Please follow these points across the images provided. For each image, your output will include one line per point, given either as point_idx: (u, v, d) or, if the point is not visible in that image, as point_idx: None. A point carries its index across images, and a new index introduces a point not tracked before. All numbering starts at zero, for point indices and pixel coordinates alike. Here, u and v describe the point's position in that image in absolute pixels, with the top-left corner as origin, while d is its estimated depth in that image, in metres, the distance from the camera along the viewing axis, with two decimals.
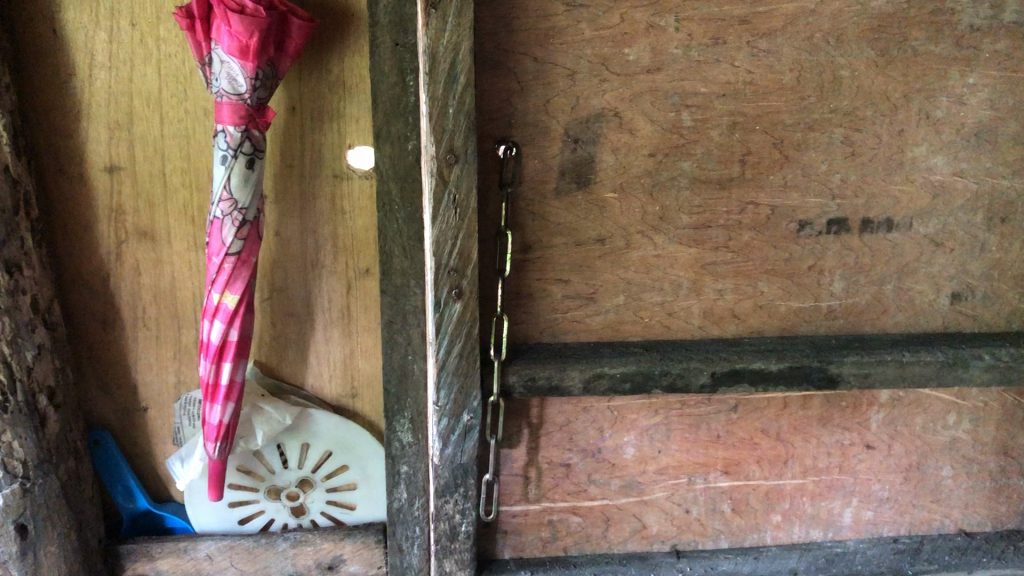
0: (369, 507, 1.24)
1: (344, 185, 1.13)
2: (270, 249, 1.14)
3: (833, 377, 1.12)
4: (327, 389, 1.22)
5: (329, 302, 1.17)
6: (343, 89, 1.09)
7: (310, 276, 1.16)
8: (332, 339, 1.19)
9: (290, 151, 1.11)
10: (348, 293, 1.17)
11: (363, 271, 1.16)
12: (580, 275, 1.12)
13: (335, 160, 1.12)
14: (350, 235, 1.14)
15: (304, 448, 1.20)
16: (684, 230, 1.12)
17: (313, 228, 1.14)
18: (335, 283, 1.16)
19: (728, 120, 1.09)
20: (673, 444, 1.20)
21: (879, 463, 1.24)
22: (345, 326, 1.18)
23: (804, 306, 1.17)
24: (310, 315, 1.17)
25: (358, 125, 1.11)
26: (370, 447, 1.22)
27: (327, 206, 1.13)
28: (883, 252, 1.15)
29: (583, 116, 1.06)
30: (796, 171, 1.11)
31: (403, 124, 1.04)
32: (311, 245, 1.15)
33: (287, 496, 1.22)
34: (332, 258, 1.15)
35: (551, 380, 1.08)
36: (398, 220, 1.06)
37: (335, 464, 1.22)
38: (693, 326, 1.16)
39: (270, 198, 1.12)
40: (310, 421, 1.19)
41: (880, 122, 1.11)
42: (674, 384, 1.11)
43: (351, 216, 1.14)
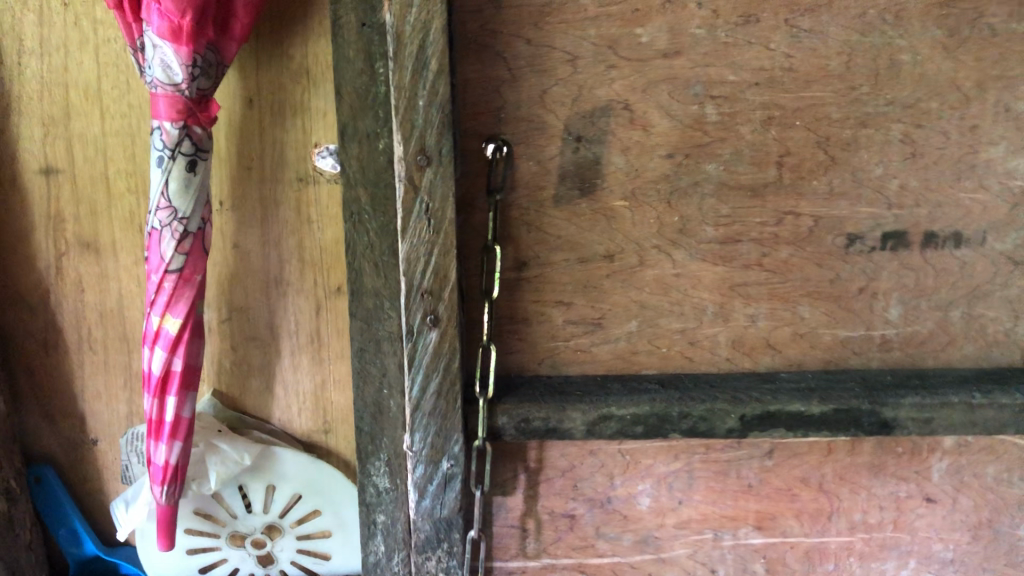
0: (346, 558, 1.06)
1: (310, 190, 0.97)
2: (228, 262, 1.00)
3: (887, 422, 0.94)
4: (297, 423, 1.06)
5: (296, 325, 1.02)
6: (306, 79, 0.94)
7: (274, 294, 1.01)
8: (300, 366, 1.03)
9: (246, 152, 0.97)
10: (317, 316, 1.01)
11: (335, 289, 1.01)
12: (585, 297, 0.95)
13: (300, 161, 0.97)
14: (318, 248, 0.99)
15: (270, 490, 1.04)
16: (709, 244, 0.94)
17: (275, 239, 0.99)
18: (302, 303, 1.01)
19: (761, 114, 0.91)
20: (696, 495, 1.03)
21: (941, 519, 1.05)
22: (314, 353, 1.03)
23: (853, 336, 0.99)
24: (275, 338, 1.03)
25: (325, 121, 0.95)
26: (346, 490, 1.05)
27: (292, 215, 0.98)
28: (949, 272, 0.97)
29: (587, 110, 0.89)
30: (845, 176, 0.93)
31: (372, 118, 0.83)
32: (274, 259, 1.00)
33: (252, 542, 1.06)
34: (298, 274, 1.00)
35: (548, 422, 0.92)
36: (370, 232, 0.85)
37: (305, 510, 1.05)
38: (720, 358, 0.98)
39: (226, 204, 0.99)
40: (273, 461, 1.03)
41: (948, 116, 0.92)
42: (695, 428, 0.94)
43: (319, 227, 0.98)
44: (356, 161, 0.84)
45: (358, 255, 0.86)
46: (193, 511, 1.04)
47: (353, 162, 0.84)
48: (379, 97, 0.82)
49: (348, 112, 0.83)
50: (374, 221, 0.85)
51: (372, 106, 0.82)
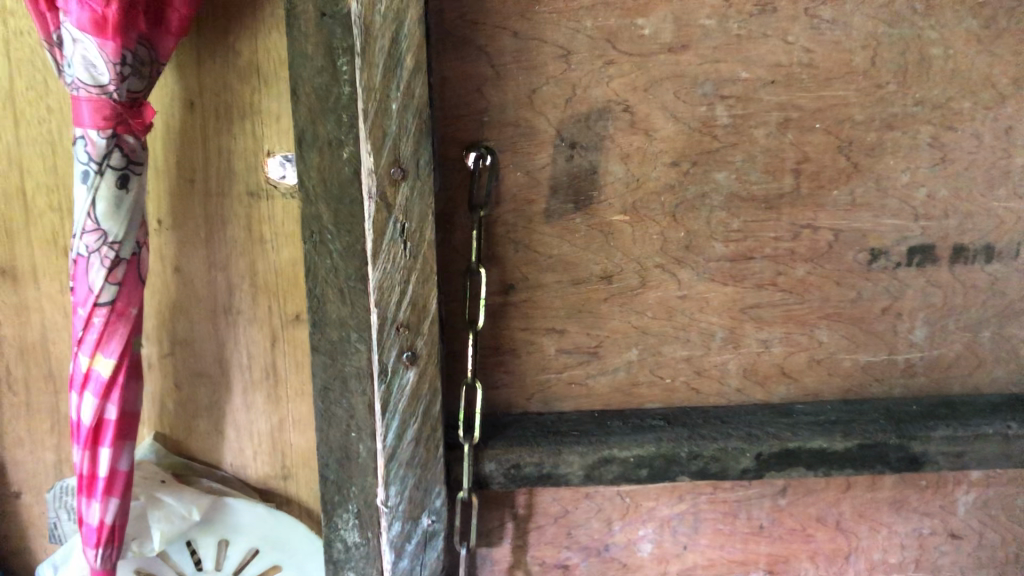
0: None
1: (263, 206, 0.85)
2: (171, 289, 0.89)
3: (915, 457, 0.85)
4: (252, 468, 0.94)
5: (249, 358, 0.90)
6: (257, 79, 0.81)
7: (222, 324, 0.89)
8: (253, 406, 0.91)
9: (189, 163, 0.85)
10: (272, 349, 0.89)
11: (293, 318, 0.88)
12: (580, 324, 0.84)
13: (250, 173, 0.84)
14: (273, 272, 0.87)
15: (222, 546, 0.91)
16: (718, 262, 0.84)
17: (224, 262, 0.87)
18: (255, 334, 0.89)
19: (777, 116, 0.80)
20: (702, 538, 0.93)
21: (966, 557, 0.96)
22: (270, 391, 0.91)
23: (874, 361, 0.89)
24: (224, 375, 0.91)
25: (279, 126, 0.82)
26: (311, 543, 0.93)
27: (242, 234, 0.86)
28: (980, 289, 0.87)
29: (582, 112, 0.78)
30: (868, 184, 0.83)
31: (335, 124, 0.71)
32: (222, 285, 0.88)
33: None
34: (250, 301, 0.88)
35: (542, 467, 0.81)
36: (333, 254, 0.73)
37: (264, 567, 0.92)
38: (729, 388, 0.88)
39: (166, 222, 0.87)
40: (225, 512, 0.91)
41: (981, 117, 0.82)
42: (706, 470, 0.83)
43: (274, 247, 0.86)
44: (316, 173, 0.72)
45: (321, 280, 0.74)
46: (135, 571, 0.91)
47: (313, 173, 0.72)
48: (342, 99, 0.70)
49: (307, 117, 0.71)
50: (337, 242, 0.73)
51: (334, 110, 0.70)
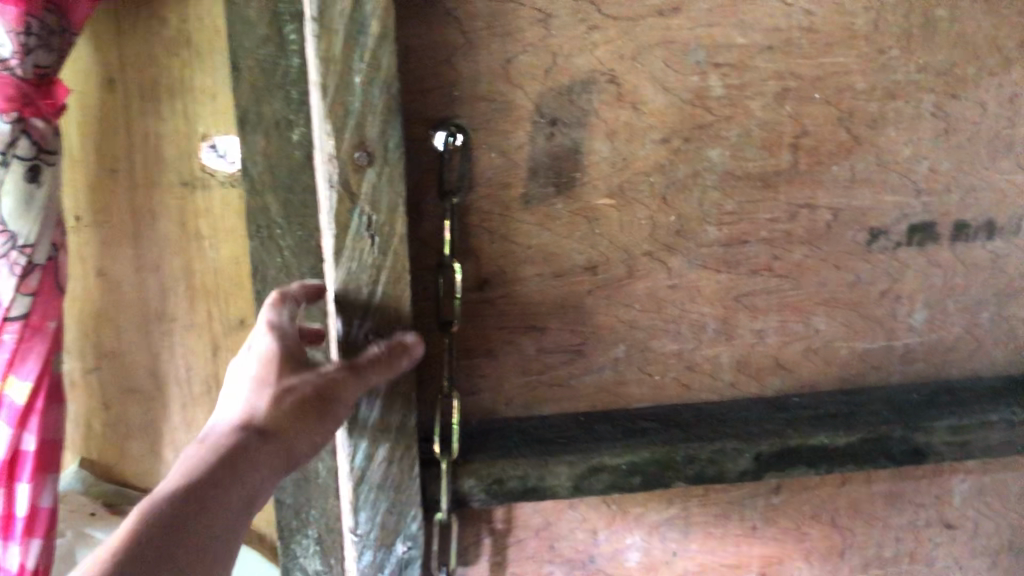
0: None
1: (200, 196, 0.92)
2: (94, 296, 0.96)
3: (919, 449, 0.80)
4: None
5: (189, 368, 0.99)
6: (189, 56, 0.87)
7: (159, 330, 0.97)
8: (195, 422, 1.02)
9: (110, 153, 0.91)
10: (214, 356, 0.98)
11: (237, 323, 0.97)
12: (563, 320, 0.76)
13: (185, 162, 0.90)
14: (211, 271, 0.94)
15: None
16: (711, 248, 0.77)
17: (155, 265, 0.95)
18: (193, 342, 0.98)
19: (774, 86, 0.73)
20: (693, 543, 0.87)
21: (962, 547, 0.92)
22: (212, 405, 1.01)
23: (872, 348, 0.84)
24: (159, 391, 1.00)
25: (215, 106, 0.88)
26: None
27: (175, 228, 0.93)
28: (980, 267, 0.82)
29: (563, 84, 0.69)
30: (869, 158, 0.77)
31: (282, 101, 0.66)
32: (156, 291, 0.96)
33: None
34: (188, 306, 0.96)
35: (526, 480, 0.73)
36: (284, 251, 0.71)
37: None
38: (721, 383, 0.82)
39: (85, 219, 0.93)
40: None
41: (986, 84, 0.76)
42: (703, 474, 0.77)
43: (212, 245, 0.93)
44: (263, 160, 0.68)
45: (270, 280, 0.72)
46: None
47: (258, 159, 0.68)
48: (291, 73, 0.65)
49: (251, 95, 0.65)
50: (287, 238, 0.70)
51: (279, 86, 0.65)
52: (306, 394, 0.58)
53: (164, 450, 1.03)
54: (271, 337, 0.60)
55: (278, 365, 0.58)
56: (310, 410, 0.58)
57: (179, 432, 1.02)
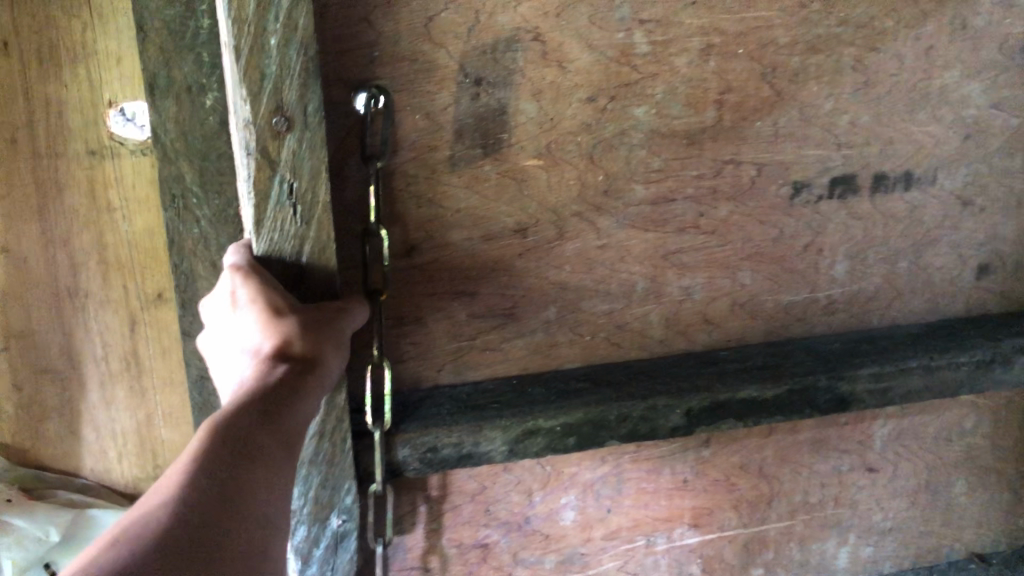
0: None
1: (110, 165, 0.90)
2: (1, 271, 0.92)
3: (843, 398, 0.82)
4: (118, 470, 1.04)
5: (105, 350, 0.98)
6: (89, 27, 0.85)
7: (74, 307, 0.95)
8: (116, 401, 1.00)
9: (10, 123, 0.87)
10: (132, 330, 0.97)
11: (154, 298, 0.97)
12: (493, 284, 0.76)
13: (90, 131, 0.88)
14: (125, 244, 0.93)
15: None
16: (639, 208, 0.76)
17: (64, 239, 0.92)
18: (111, 317, 0.96)
19: (698, 42, 0.73)
20: (626, 499, 0.87)
21: (882, 489, 0.96)
22: (132, 382, 1.00)
23: (796, 302, 0.85)
24: (76, 370, 0.98)
25: (119, 76, 0.87)
26: None
27: (84, 200, 0.91)
28: (898, 217, 0.84)
29: (487, 43, 0.68)
30: (792, 113, 0.77)
31: (193, 64, 0.67)
32: (65, 265, 0.93)
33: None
34: (101, 280, 0.94)
35: (461, 447, 0.73)
36: (200, 220, 0.72)
37: None
38: (651, 340, 0.82)
39: None
40: (91, 524, 0.99)
41: (904, 37, 0.77)
42: (636, 431, 0.77)
43: (124, 215, 0.92)
44: (174, 126, 0.69)
45: (187, 250, 0.73)
46: None
47: (170, 126, 0.69)
48: (201, 36, 0.66)
49: (159, 59, 0.67)
50: (204, 207, 0.72)
51: (189, 51, 0.67)
52: (317, 328, 0.59)
53: (84, 429, 1.01)
54: (252, 276, 0.60)
55: (274, 300, 0.59)
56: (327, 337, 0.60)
57: (99, 408, 1.00)
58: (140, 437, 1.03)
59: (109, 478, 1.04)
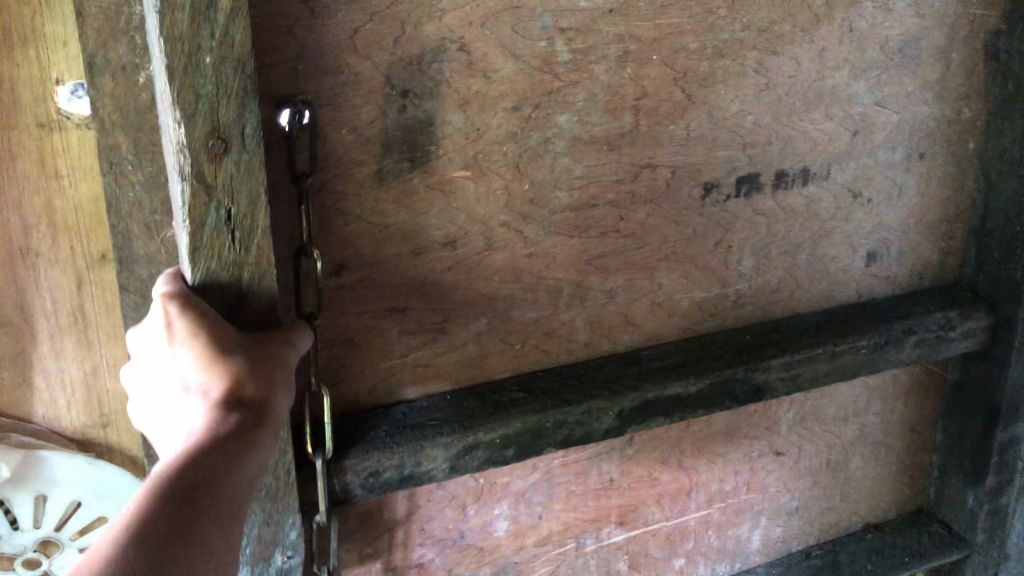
0: None
1: (58, 137, 0.94)
2: None
3: (759, 388, 0.85)
4: (67, 421, 1.05)
5: (53, 302, 1.00)
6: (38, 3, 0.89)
7: (23, 270, 0.98)
8: (63, 353, 1.02)
9: None
10: (78, 290, 1.00)
11: (98, 258, 1.00)
12: (424, 299, 0.74)
13: (38, 104, 0.92)
14: (71, 209, 0.97)
15: (40, 501, 1.03)
16: (563, 214, 0.77)
17: (16, 206, 0.95)
18: (58, 277, 0.99)
19: (616, 49, 0.73)
20: (557, 504, 0.87)
21: (788, 471, 1.00)
22: (80, 335, 1.02)
23: (709, 298, 0.87)
24: (30, 323, 1.00)
25: (67, 52, 0.91)
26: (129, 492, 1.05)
27: (33, 167, 0.94)
28: (797, 212, 0.88)
29: (413, 55, 0.67)
30: (702, 117, 0.79)
31: (127, 46, 0.62)
32: (18, 227, 0.96)
33: (22, 565, 1.04)
34: (51, 243, 0.98)
35: (403, 469, 0.71)
36: (136, 187, 0.66)
37: (86, 519, 1.05)
38: (578, 345, 0.82)
39: None
40: (40, 465, 1.02)
41: (799, 40, 0.81)
42: (572, 437, 0.78)
43: (71, 182, 0.96)
44: (111, 101, 0.63)
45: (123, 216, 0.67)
46: None
47: (106, 103, 0.63)
48: (134, 21, 0.62)
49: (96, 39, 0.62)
50: (139, 173, 0.66)
51: (121, 33, 0.62)
52: (264, 366, 0.56)
53: (34, 376, 1.02)
54: (189, 309, 0.56)
55: (215, 335, 0.55)
56: (274, 375, 0.56)
57: (48, 359, 1.02)
58: (86, 388, 1.04)
59: (59, 424, 1.05)
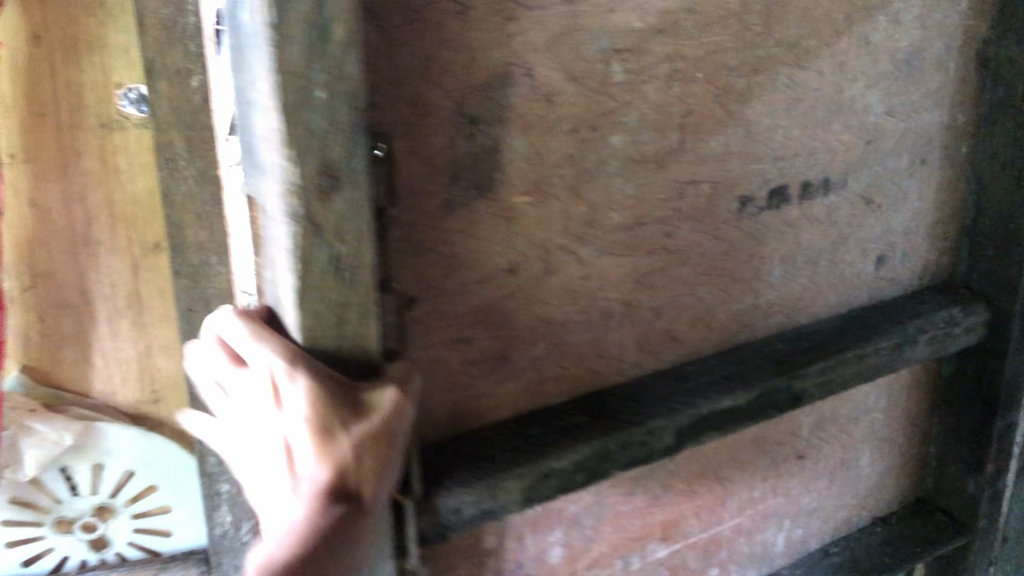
0: (187, 532, 1.02)
1: (117, 136, 0.90)
2: (24, 222, 0.90)
3: (798, 395, 0.87)
4: (122, 396, 0.99)
5: (111, 285, 0.95)
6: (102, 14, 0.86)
7: (82, 256, 0.93)
8: (120, 334, 0.97)
9: (36, 91, 0.86)
10: (135, 278, 0.95)
11: (152, 247, 0.95)
12: (487, 328, 0.73)
13: (99, 104, 0.88)
14: (130, 201, 0.92)
15: (97, 469, 0.98)
16: (615, 234, 0.77)
17: (78, 196, 0.91)
18: (115, 264, 0.94)
19: (665, 69, 0.74)
20: (606, 525, 0.87)
21: (809, 472, 1.03)
22: (136, 320, 0.97)
23: (742, 309, 0.88)
24: (88, 304, 0.95)
25: (127, 57, 0.88)
26: (182, 463, 1.01)
27: (96, 163, 0.90)
28: (818, 220, 0.90)
29: (482, 81, 0.65)
30: (739, 132, 0.80)
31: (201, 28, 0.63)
32: (79, 217, 0.91)
33: (79, 530, 0.98)
34: (109, 232, 0.93)
35: (482, 504, 0.69)
36: None
37: (139, 486, 1.00)
38: (627, 364, 0.82)
39: (17, 154, 0.88)
40: (98, 436, 0.96)
41: (823, 55, 0.83)
42: (634, 458, 0.77)
43: (131, 175, 0.92)
44: None
45: None
46: (8, 501, 0.95)
47: None
48: None
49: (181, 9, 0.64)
50: None
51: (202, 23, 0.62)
52: (371, 442, 0.56)
53: None
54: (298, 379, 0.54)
55: (333, 416, 0.55)
56: (381, 449, 0.56)
57: (106, 339, 0.97)
58: (141, 368, 0.99)
59: (114, 401, 0.99)
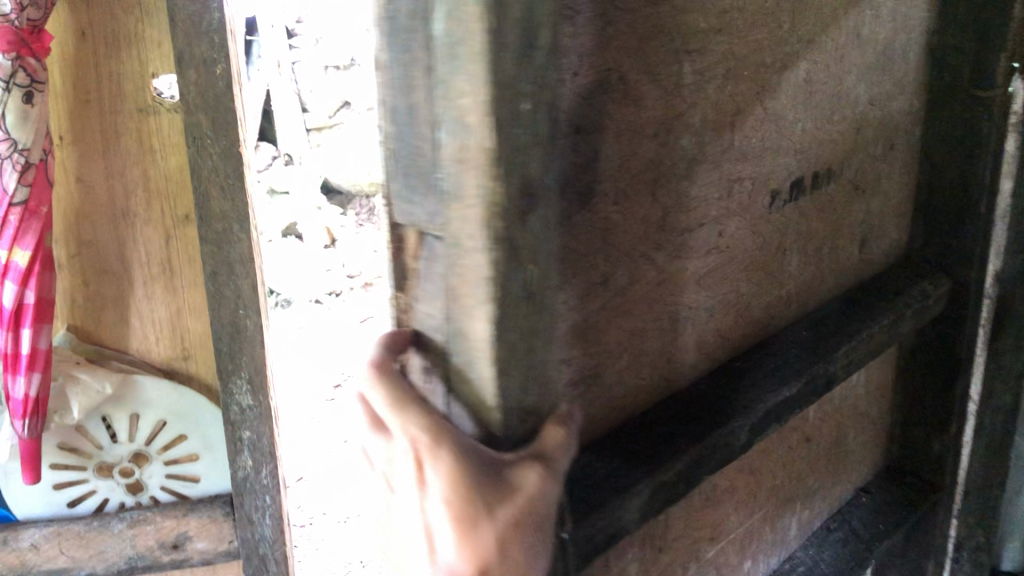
0: (209, 475, 1.56)
1: (153, 119, 1.48)
2: (75, 196, 1.51)
3: (830, 378, 0.90)
4: (160, 350, 1.61)
5: (150, 250, 1.55)
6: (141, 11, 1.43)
7: (122, 227, 1.54)
8: (153, 297, 1.58)
9: (86, 87, 1.45)
10: (169, 238, 1.55)
11: (183, 218, 1.54)
12: (586, 346, 0.69)
13: (139, 96, 1.47)
14: (163, 177, 1.51)
15: (135, 420, 1.53)
16: (682, 237, 0.76)
17: (122, 173, 1.50)
18: (153, 231, 1.54)
19: (722, 69, 0.74)
20: (671, 536, 0.85)
21: (814, 453, 1.06)
22: (168, 283, 1.57)
23: (770, 302, 0.90)
24: (128, 272, 1.57)
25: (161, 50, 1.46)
26: (205, 416, 1.56)
27: (138, 145, 1.49)
28: (823, 208, 0.94)
29: (588, 89, 0.62)
30: (772, 128, 0.82)
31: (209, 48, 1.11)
32: (123, 194, 1.52)
33: (118, 473, 1.53)
34: (146, 206, 1.53)
35: (611, 528, 0.66)
36: None
37: (172, 435, 1.55)
38: (688, 368, 0.81)
39: (68, 137, 1.47)
40: (138, 386, 1.52)
41: (829, 49, 0.87)
42: (719, 460, 0.77)
43: (163, 156, 1.50)
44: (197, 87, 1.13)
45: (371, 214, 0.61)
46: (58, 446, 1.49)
47: None
48: None
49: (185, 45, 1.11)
50: None
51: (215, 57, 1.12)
52: (516, 531, 0.51)
53: (131, 316, 1.58)
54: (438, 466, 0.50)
55: (473, 504, 0.50)
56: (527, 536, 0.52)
57: (145, 300, 1.58)
58: (173, 321, 1.59)
59: (149, 355, 1.60)
